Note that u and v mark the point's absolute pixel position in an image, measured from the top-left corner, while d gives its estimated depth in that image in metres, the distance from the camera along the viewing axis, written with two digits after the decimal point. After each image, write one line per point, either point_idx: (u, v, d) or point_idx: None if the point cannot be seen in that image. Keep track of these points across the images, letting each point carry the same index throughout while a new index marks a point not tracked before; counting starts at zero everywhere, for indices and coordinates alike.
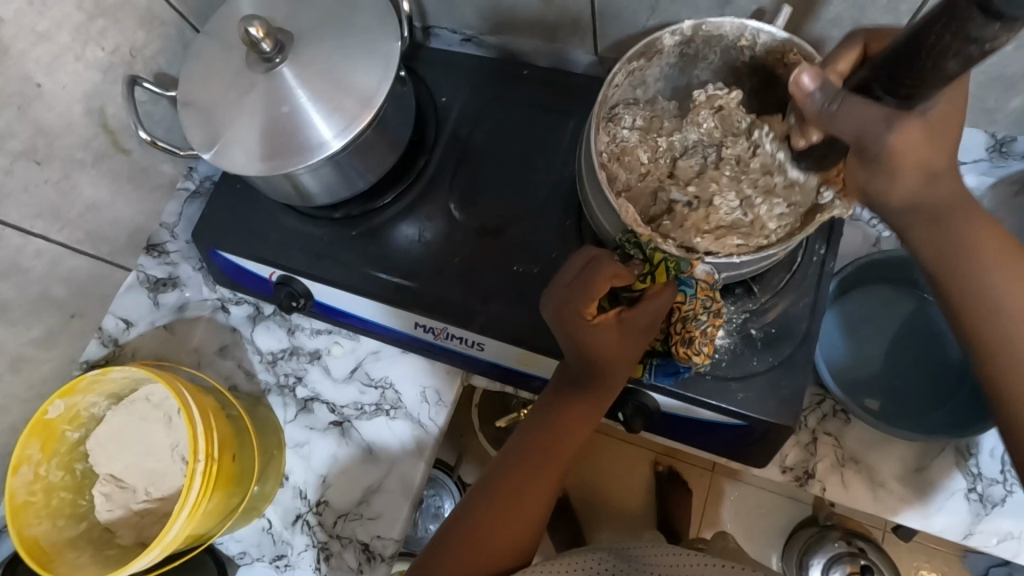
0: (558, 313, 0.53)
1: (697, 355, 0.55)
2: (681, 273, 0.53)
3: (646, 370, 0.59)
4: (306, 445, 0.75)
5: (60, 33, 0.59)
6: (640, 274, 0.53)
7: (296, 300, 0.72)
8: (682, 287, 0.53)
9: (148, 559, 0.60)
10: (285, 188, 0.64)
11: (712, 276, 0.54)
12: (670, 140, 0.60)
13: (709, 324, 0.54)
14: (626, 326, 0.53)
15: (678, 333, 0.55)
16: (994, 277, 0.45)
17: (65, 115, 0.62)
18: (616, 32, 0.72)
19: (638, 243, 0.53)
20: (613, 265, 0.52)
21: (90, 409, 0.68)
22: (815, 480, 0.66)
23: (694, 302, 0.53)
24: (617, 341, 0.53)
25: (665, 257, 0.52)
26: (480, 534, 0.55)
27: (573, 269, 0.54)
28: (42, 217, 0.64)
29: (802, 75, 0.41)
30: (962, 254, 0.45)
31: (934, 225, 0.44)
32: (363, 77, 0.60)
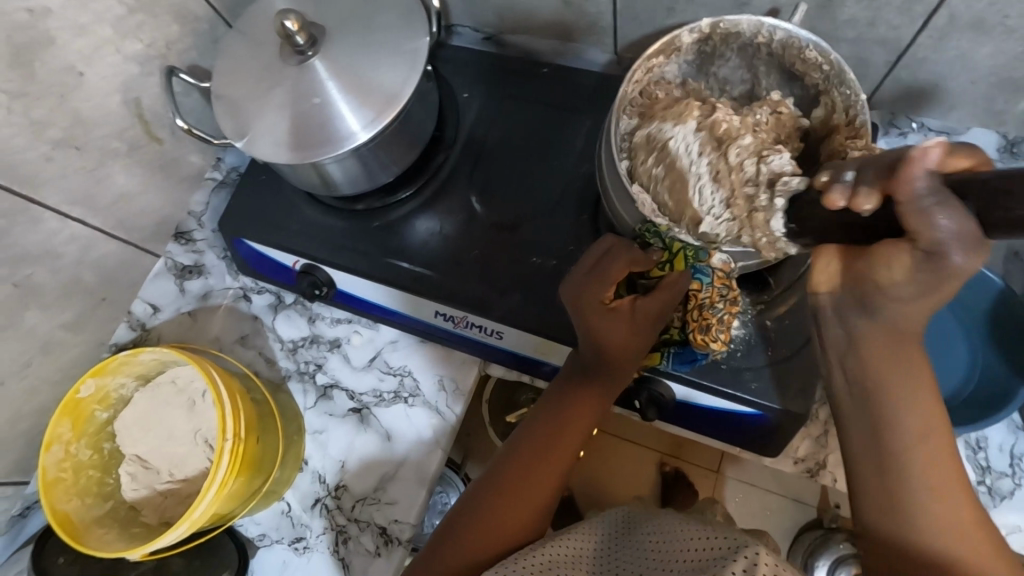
0: (575, 300, 0.55)
1: (714, 342, 0.57)
2: (698, 262, 0.55)
3: (664, 357, 0.61)
4: (324, 432, 0.77)
5: (101, 25, 0.61)
6: (660, 261, 0.56)
7: (319, 288, 0.73)
8: (698, 275, 0.56)
9: (175, 535, 0.62)
10: (312, 178, 0.66)
11: (729, 265, 0.55)
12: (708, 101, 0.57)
13: (725, 312, 0.56)
14: (639, 312, 0.56)
15: (695, 320, 0.57)
16: (907, 413, 0.46)
17: (103, 105, 0.65)
18: (633, 32, 0.74)
19: (659, 233, 0.54)
20: (630, 252, 0.55)
21: (118, 391, 0.70)
22: (825, 471, 0.68)
23: (710, 291, 0.56)
24: (630, 327, 0.56)
25: (683, 246, 0.54)
26: (488, 521, 0.56)
27: (592, 256, 0.56)
28: (78, 203, 0.67)
29: (931, 150, 0.36)
30: (889, 381, 0.46)
31: (885, 343, 0.46)
32: (392, 71, 0.62)
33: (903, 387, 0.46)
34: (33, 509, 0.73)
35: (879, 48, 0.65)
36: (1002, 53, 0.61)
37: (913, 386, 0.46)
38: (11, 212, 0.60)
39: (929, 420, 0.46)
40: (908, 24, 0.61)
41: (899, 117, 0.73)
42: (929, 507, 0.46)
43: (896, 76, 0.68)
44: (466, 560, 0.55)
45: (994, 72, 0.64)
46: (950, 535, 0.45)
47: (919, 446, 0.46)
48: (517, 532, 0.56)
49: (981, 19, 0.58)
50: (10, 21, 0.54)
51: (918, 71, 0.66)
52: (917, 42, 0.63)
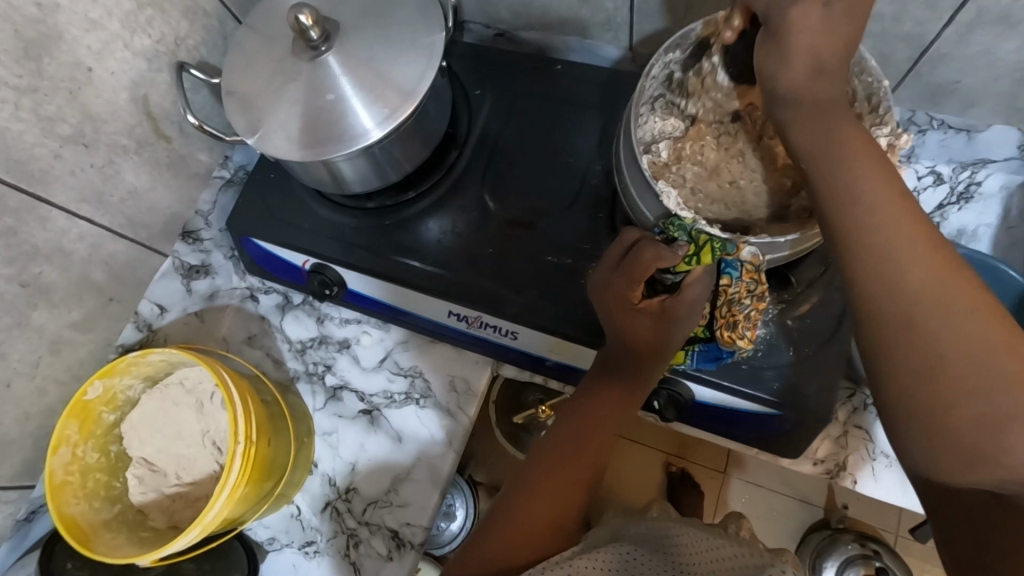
0: (604, 295, 0.55)
1: (740, 339, 0.56)
2: (725, 256, 0.52)
3: (688, 355, 0.59)
4: (334, 434, 0.76)
5: (111, 20, 0.60)
6: (686, 256, 0.53)
7: (329, 287, 0.72)
8: (727, 269, 0.53)
9: (185, 540, 0.61)
10: (323, 176, 0.65)
11: (758, 258, 0.52)
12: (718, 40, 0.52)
13: (752, 308, 0.55)
14: (668, 312, 0.54)
15: (722, 316, 0.55)
16: (904, 266, 0.39)
17: (113, 101, 0.64)
18: (650, 27, 0.73)
19: (683, 225, 0.53)
20: (655, 247, 0.52)
21: (125, 392, 0.68)
22: (844, 472, 0.67)
23: (740, 285, 0.53)
24: (659, 324, 0.55)
25: (710, 238, 0.52)
26: (526, 518, 0.55)
27: (616, 253, 0.55)
28: (87, 201, 0.65)
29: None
30: (867, 214, 0.41)
31: (827, 166, 0.43)
32: (407, 69, 0.61)
33: (882, 230, 0.40)
34: (38, 513, 0.71)
35: (901, 44, 0.65)
36: None
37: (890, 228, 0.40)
38: (19, 209, 0.59)
39: (936, 265, 0.39)
40: (933, 19, 0.60)
41: (918, 114, 0.73)
42: (980, 384, 0.37)
43: (918, 71, 0.67)
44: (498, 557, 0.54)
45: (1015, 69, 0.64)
46: (1008, 420, 0.36)
47: (935, 304, 0.38)
48: (548, 530, 0.55)
49: (1007, 15, 0.58)
50: (20, 15, 0.53)
51: (939, 67, 0.66)
52: (941, 37, 0.62)
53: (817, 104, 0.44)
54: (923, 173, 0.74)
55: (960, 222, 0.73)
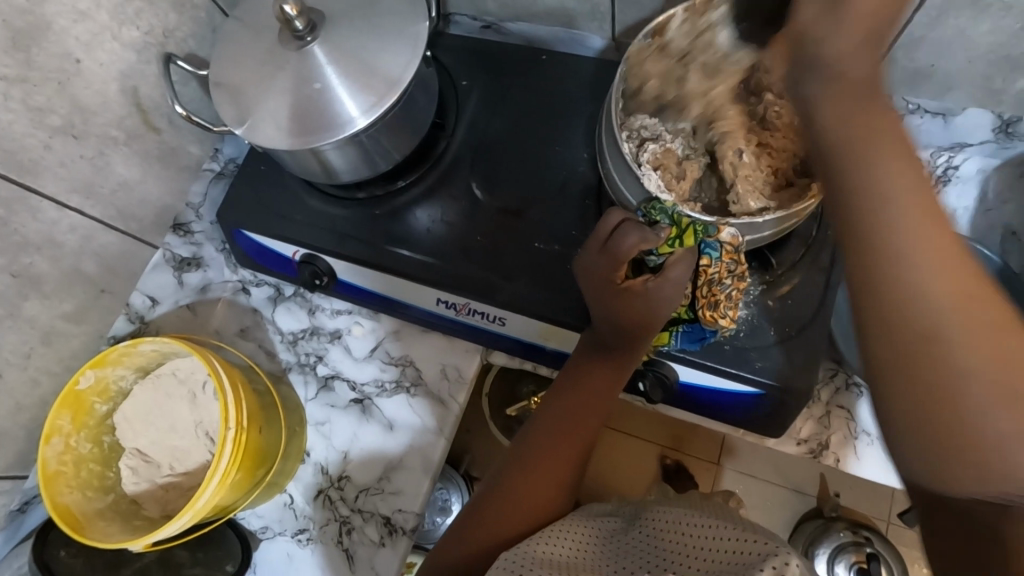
0: (591, 277, 0.55)
1: (722, 319, 0.57)
2: (706, 238, 0.54)
3: (672, 337, 0.61)
4: (326, 423, 0.76)
5: (99, 11, 0.61)
6: (668, 239, 0.53)
7: (320, 278, 0.73)
8: (707, 249, 0.54)
9: (177, 525, 0.61)
10: (311, 166, 0.66)
11: (737, 239, 0.54)
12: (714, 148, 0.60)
13: (733, 288, 0.56)
14: (653, 293, 0.54)
15: (703, 296, 0.56)
16: (931, 271, 0.35)
17: (102, 93, 0.64)
18: (634, 18, 0.74)
19: (664, 208, 0.54)
20: (639, 231, 0.52)
21: (118, 383, 0.69)
22: (829, 452, 0.68)
23: (719, 265, 0.54)
24: (649, 305, 0.55)
25: (692, 222, 0.53)
26: (517, 498, 0.57)
27: (603, 233, 0.54)
28: (77, 192, 0.66)
29: None
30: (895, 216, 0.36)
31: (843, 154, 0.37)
32: (391, 57, 0.62)
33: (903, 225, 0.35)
34: (32, 503, 0.72)
35: None
36: (1000, 31, 0.63)
37: (918, 214, 0.35)
38: (10, 199, 0.60)
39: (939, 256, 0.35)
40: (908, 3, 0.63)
41: (897, 100, 0.75)
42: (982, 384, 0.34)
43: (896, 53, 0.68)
44: (492, 538, 0.56)
45: (989, 50, 0.65)
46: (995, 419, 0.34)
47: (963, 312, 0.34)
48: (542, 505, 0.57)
49: None
50: (8, 5, 0.53)
51: (916, 51, 0.68)
52: (914, 21, 0.65)
53: (858, 80, 0.38)
54: None
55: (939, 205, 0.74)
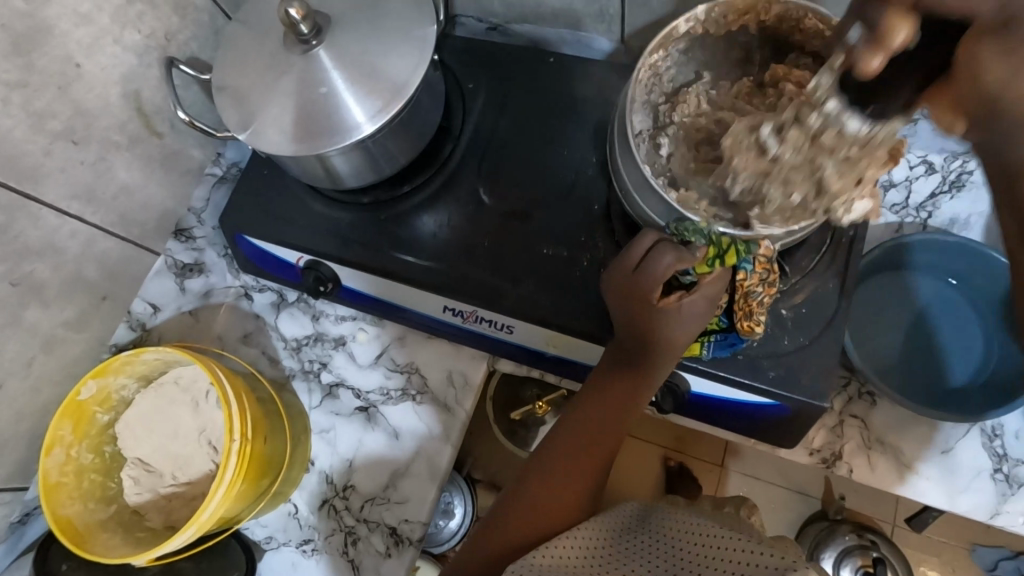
0: (623, 294, 0.55)
1: (758, 326, 0.56)
2: (745, 255, 0.53)
3: (704, 346, 0.59)
4: (331, 431, 0.75)
5: (101, 14, 0.59)
6: (706, 258, 0.53)
7: (324, 284, 0.72)
8: (742, 264, 0.53)
9: (183, 538, 0.60)
10: (315, 171, 0.65)
11: (771, 250, 0.54)
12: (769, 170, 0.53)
13: (765, 295, 0.55)
14: (686, 310, 0.55)
15: (739, 307, 0.56)
16: None
17: (103, 97, 0.63)
18: (642, 20, 0.72)
19: (699, 229, 0.52)
20: (675, 251, 0.53)
21: (120, 392, 0.68)
22: (841, 461, 0.67)
23: (754, 277, 0.54)
24: (680, 322, 0.55)
25: (733, 241, 0.52)
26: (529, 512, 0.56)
27: (636, 254, 0.55)
28: (78, 198, 0.65)
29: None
30: None
31: None
32: (398, 61, 0.60)
33: None
34: (33, 515, 0.71)
35: None
36: None
37: None
38: (10, 206, 0.58)
39: None
40: None
41: None
42: None
43: None
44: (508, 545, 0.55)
45: None
46: None
47: None
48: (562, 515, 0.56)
49: None
50: (8, 9, 0.52)
51: None
52: None
53: None
54: (914, 163, 0.75)
55: (953, 211, 0.74)
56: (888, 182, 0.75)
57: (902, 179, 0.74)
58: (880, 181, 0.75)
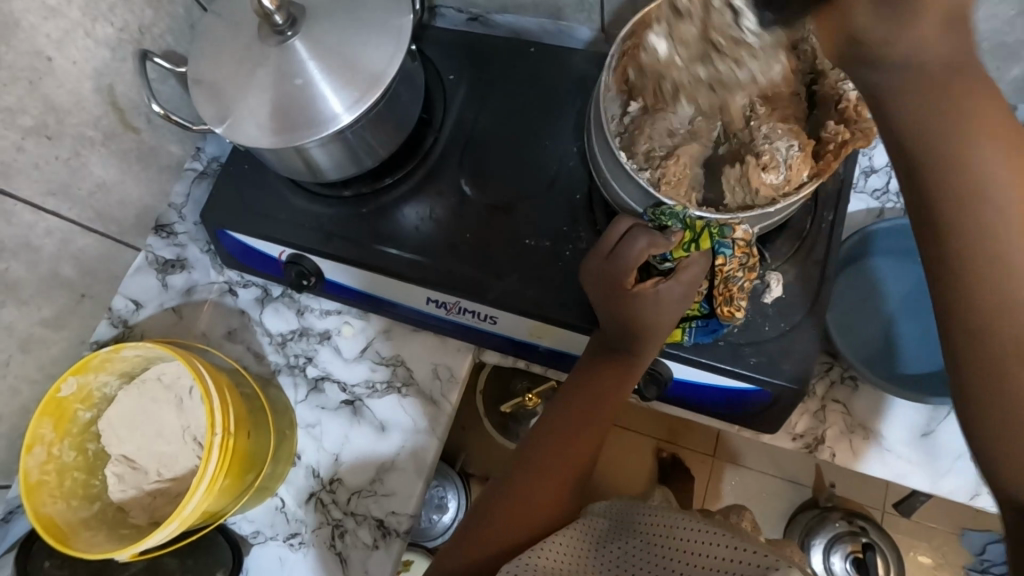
0: (598, 283, 0.56)
1: (739, 311, 0.56)
2: (721, 238, 0.53)
3: (685, 333, 0.59)
4: (317, 426, 0.75)
5: (71, 8, 0.59)
6: (683, 242, 0.54)
7: (307, 278, 0.72)
8: (721, 249, 0.54)
9: (164, 534, 0.60)
10: (296, 164, 0.64)
11: (750, 234, 0.54)
12: (760, 133, 0.56)
13: (745, 280, 0.55)
14: (664, 295, 0.54)
15: (719, 292, 0.56)
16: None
17: (76, 92, 0.62)
18: (623, 9, 0.72)
19: (675, 214, 0.53)
20: (649, 236, 0.53)
21: (101, 389, 0.67)
22: (823, 447, 0.67)
23: (733, 261, 0.54)
24: (656, 309, 0.55)
25: (706, 223, 0.53)
26: (517, 507, 0.56)
27: (610, 242, 0.55)
28: (53, 195, 0.64)
29: None
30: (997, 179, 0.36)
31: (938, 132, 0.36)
32: (375, 51, 0.60)
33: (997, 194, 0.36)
34: (15, 514, 0.71)
35: None
36: (994, 18, 0.62)
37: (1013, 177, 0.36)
38: None
39: None
40: None
41: None
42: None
43: None
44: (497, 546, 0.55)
45: (984, 38, 0.64)
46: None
47: None
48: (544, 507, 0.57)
49: None
50: None
51: None
52: None
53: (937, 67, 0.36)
54: None
55: None
56: (869, 168, 0.75)
57: (882, 165, 0.74)
58: (861, 167, 0.75)
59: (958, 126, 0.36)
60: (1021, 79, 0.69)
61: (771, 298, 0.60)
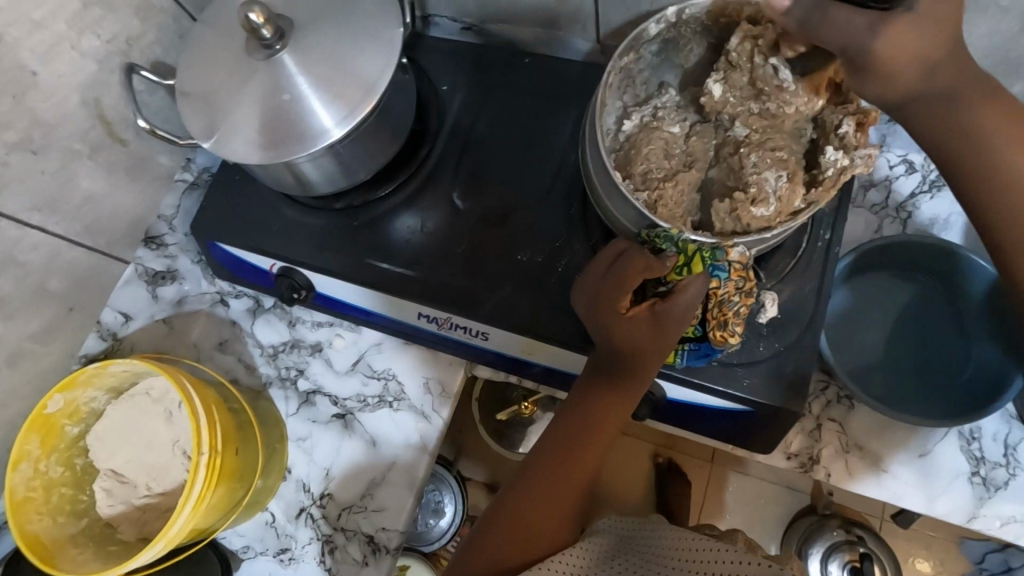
0: (592, 307, 0.54)
1: (732, 336, 0.55)
2: (715, 261, 0.52)
3: (678, 355, 0.58)
4: (308, 439, 0.75)
5: (55, 20, 0.58)
6: (675, 266, 0.52)
7: (298, 291, 0.71)
8: (715, 272, 0.52)
9: (151, 553, 0.59)
10: (285, 177, 0.63)
11: (746, 257, 0.52)
12: (748, 162, 0.55)
13: (741, 305, 0.54)
14: (663, 316, 0.52)
15: (713, 316, 0.55)
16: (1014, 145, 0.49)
17: (61, 105, 0.62)
18: (618, 20, 0.71)
19: (669, 237, 0.52)
20: (644, 258, 0.52)
21: (89, 404, 0.67)
22: (818, 466, 0.66)
23: (728, 285, 0.53)
24: (653, 334, 0.53)
25: (698, 248, 0.52)
26: (515, 529, 0.57)
27: (602, 266, 0.54)
28: (40, 209, 0.64)
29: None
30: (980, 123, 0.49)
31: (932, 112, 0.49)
32: (364, 65, 0.59)
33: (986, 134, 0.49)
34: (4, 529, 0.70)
35: None
36: (995, 34, 0.61)
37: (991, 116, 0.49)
38: None
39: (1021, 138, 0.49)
40: None
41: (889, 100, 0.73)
42: None
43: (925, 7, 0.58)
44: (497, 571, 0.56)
45: (986, 53, 0.63)
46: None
47: None
48: (540, 530, 0.57)
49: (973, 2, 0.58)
50: None
51: None
52: None
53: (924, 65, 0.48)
54: (895, 162, 0.74)
55: (933, 210, 0.72)
56: (869, 182, 0.73)
57: (882, 179, 0.73)
58: (861, 181, 0.74)
59: (952, 107, 0.49)
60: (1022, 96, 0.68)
61: (765, 318, 0.59)
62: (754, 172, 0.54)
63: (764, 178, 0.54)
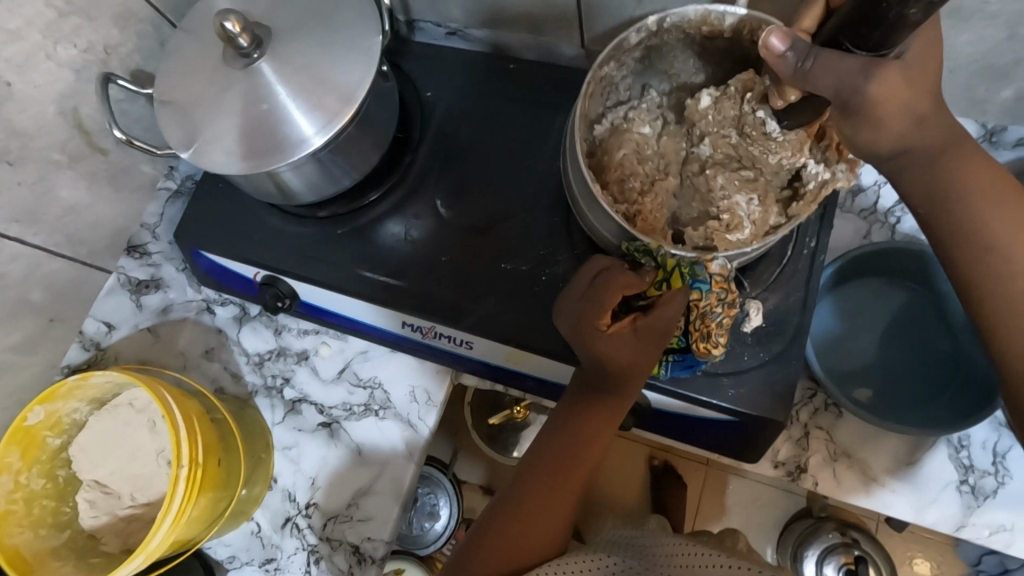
0: (572, 323, 0.53)
1: (716, 348, 0.54)
2: (694, 276, 0.52)
3: (662, 366, 0.58)
4: (294, 448, 0.74)
5: (30, 31, 0.57)
6: (655, 281, 0.53)
7: (282, 300, 0.71)
8: (697, 284, 0.52)
9: (131, 567, 0.59)
10: (267, 187, 0.63)
11: (727, 269, 0.52)
12: (717, 182, 0.56)
13: (725, 316, 0.53)
14: (643, 332, 0.52)
15: (695, 328, 0.54)
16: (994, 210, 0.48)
17: (38, 116, 0.61)
18: (603, 25, 0.70)
19: (649, 251, 0.52)
20: (624, 276, 0.52)
21: (71, 415, 0.67)
22: (806, 474, 0.66)
23: (710, 297, 0.52)
24: (633, 348, 0.53)
25: (677, 262, 0.51)
26: (501, 542, 0.56)
27: (582, 284, 0.54)
28: (18, 221, 0.63)
29: (771, 38, 0.43)
30: (962, 186, 0.48)
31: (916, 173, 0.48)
32: (343, 73, 0.59)
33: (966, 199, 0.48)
34: None
35: None
36: (981, 41, 0.60)
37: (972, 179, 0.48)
38: None
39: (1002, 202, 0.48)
40: None
41: None
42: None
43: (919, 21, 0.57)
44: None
45: (974, 58, 0.63)
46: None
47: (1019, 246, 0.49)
48: (527, 543, 0.56)
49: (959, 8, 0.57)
50: None
51: None
52: None
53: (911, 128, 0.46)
54: None
55: None
56: (858, 187, 0.73)
57: (871, 184, 0.72)
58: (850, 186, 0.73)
59: (934, 166, 0.47)
60: (1010, 101, 0.68)
61: (750, 327, 0.58)
62: (723, 194, 0.55)
63: (735, 201, 0.55)
